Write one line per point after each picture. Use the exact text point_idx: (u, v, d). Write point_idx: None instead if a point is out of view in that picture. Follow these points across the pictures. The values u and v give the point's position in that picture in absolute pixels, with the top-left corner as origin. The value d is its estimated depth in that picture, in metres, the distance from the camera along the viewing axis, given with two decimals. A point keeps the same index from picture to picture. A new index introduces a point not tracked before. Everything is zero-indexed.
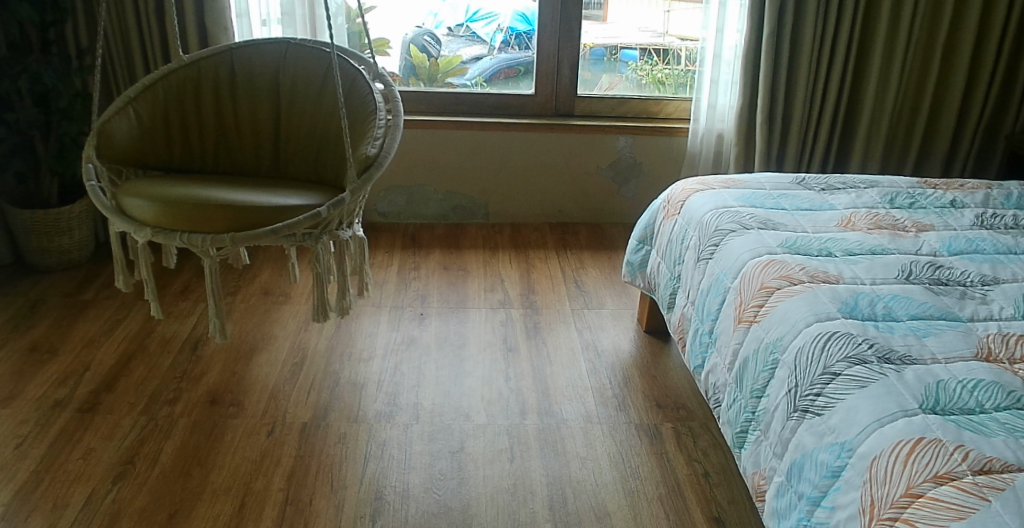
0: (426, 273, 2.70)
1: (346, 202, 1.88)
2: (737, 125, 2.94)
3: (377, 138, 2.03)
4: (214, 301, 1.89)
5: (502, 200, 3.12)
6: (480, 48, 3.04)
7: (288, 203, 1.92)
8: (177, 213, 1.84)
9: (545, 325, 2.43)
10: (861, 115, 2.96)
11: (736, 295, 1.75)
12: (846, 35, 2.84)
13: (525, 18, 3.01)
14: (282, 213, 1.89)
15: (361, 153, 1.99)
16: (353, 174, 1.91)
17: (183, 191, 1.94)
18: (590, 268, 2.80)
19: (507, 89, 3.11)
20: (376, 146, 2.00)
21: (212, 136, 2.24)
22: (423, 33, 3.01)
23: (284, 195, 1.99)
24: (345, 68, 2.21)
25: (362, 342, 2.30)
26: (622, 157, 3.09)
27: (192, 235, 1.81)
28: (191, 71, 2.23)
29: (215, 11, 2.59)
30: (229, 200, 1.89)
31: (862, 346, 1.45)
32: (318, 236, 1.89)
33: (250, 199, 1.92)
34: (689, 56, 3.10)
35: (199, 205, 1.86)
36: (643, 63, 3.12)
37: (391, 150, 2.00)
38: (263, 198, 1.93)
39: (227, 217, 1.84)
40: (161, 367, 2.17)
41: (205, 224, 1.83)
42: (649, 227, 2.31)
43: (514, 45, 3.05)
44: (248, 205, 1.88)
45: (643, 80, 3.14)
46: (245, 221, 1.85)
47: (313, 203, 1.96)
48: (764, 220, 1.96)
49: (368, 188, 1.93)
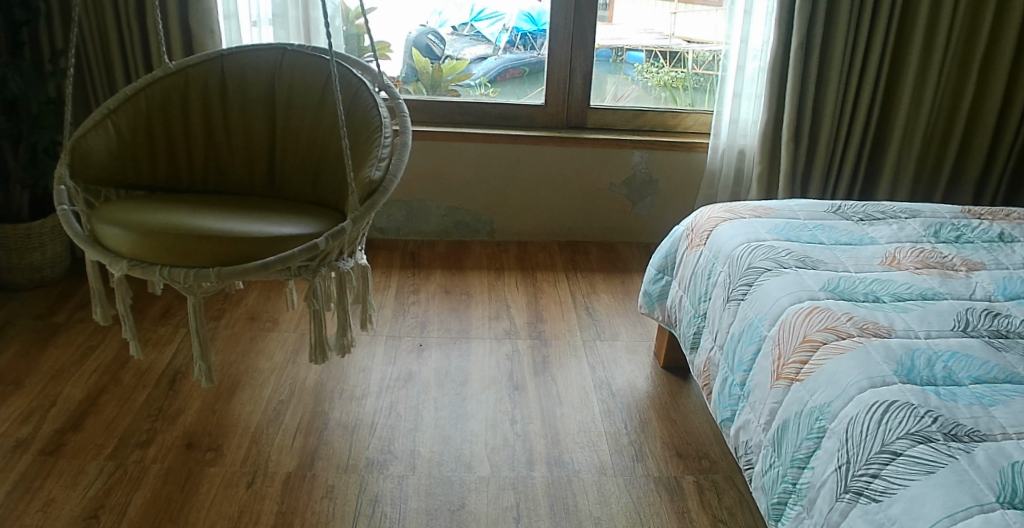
0: (426, 297, 2.51)
1: (348, 232, 1.68)
2: (762, 141, 2.75)
3: (382, 157, 1.81)
4: (197, 336, 1.70)
5: (508, 217, 2.92)
6: (484, 47, 2.85)
7: (280, 231, 1.72)
8: (157, 245, 1.65)
9: (555, 359, 2.24)
10: (893, 133, 2.76)
11: (774, 345, 1.56)
12: (879, 47, 2.65)
13: (532, 18, 2.82)
14: (274, 241, 1.68)
15: (364, 176, 1.78)
16: (355, 200, 1.70)
17: (163, 217, 1.74)
18: (602, 293, 2.61)
19: (513, 92, 2.91)
20: (382, 167, 1.79)
21: (201, 152, 2.03)
22: (427, 32, 2.82)
23: (276, 221, 1.79)
24: (347, 78, 1.98)
25: (355, 378, 2.11)
26: (637, 173, 2.90)
27: (173, 268, 1.62)
28: (177, 81, 2.01)
29: (202, 13, 2.39)
30: (214, 229, 1.69)
31: (926, 420, 1.26)
32: (316, 268, 1.70)
33: (237, 226, 1.72)
34: (697, 59, 2.90)
35: (180, 234, 1.66)
36: (649, 65, 2.91)
37: (397, 173, 1.78)
38: (251, 225, 1.73)
39: (211, 248, 1.64)
40: (135, 404, 2.00)
41: (188, 257, 1.63)
42: (670, 256, 2.12)
43: (520, 45, 2.85)
44: (234, 233, 1.68)
45: (648, 82, 2.94)
46: (232, 252, 1.65)
47: (308, 230, 1.76)
48: (802, 258, 1.77)
49: (371, 216, 1.72)
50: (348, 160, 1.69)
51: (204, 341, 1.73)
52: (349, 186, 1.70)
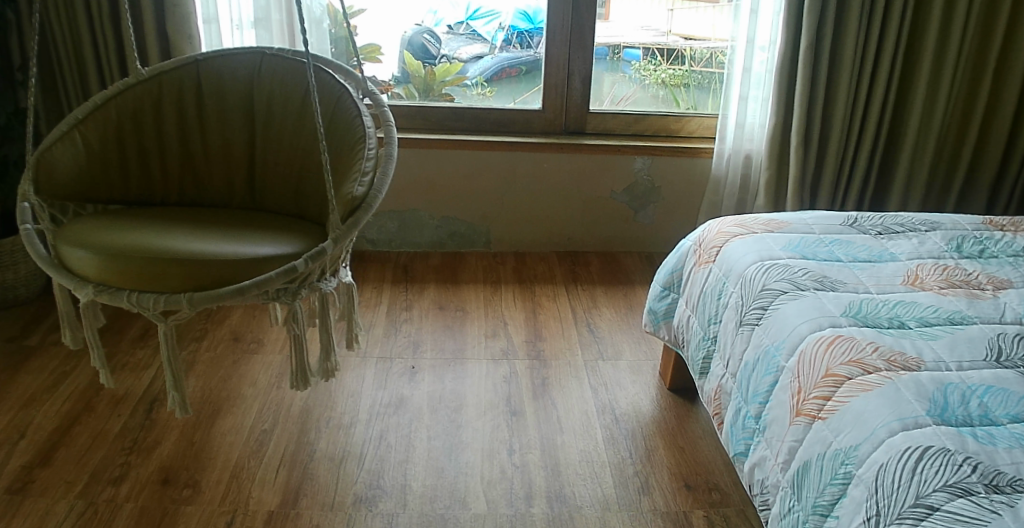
0: (419, 315, 2.38)
1: (328, 252, 1.47)
2: (770, 147, 2.62)
3: (366, 171, 1.62)
4: (170, 365, 1.51)
5: (504, 227, 2.80)
6: (480, 46, 2.74)
7: (259, 251, 1.51)
8: (125, 268, 1.44)
9: (554, 381, 2.12)
10: (906, 136, 2.63)
11: (792, 378, 1.44)
12: (891, 48, 2.52)
13: (527, 17, 2.69)
14: (253, 262, 1.47)
15: (345, 192, 1.58)
16: (337, 217, 1.50)
17: (132, 237, 1.53)
18: (604, 307, 2.49)
19: (508, 92, 2.78)
20: (365, 183, 1.60)
21: (177, 163, 1.84)
22: (423, 31, 2.70)
23: (255, 239, 1.57)
24: (328, 82, 1.78)
25: (343, 404, 1.99)
26: (639, 180, 2.78)
27: (142, 294, 1.42)
28: (150, 89, 1.82)
29: (179, 17, 2.26)
30: (187, 249, 1.48)
31: (965, 470, 1.14)
32: (295, 291, 1.47)
33: (213, 245, 1.51)
34: (693, 56, 2.78)
35: (150, 256, 1.45)
36: (646, 62, 2.78)
37: (382, 189, 1.59)
38: (228, 245, 1.52)
39: (183, 271, 1.43)
40: (110, 436, 1.88)
41: (158, 282, 1.42)
42: (676, 271, 2.00)
43: (516, 44, 2.73)
44: (210, 253, 1.47)
45: (646, 80, 2.81)
46: (207, 276, 1.44)
47: (288, 249, 1.55)
48: (820, 278, 1.64)
49: (354, 235, 1.52)
50: (329, 174, 1.49)
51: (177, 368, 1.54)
52: (329, 202, 1.49)
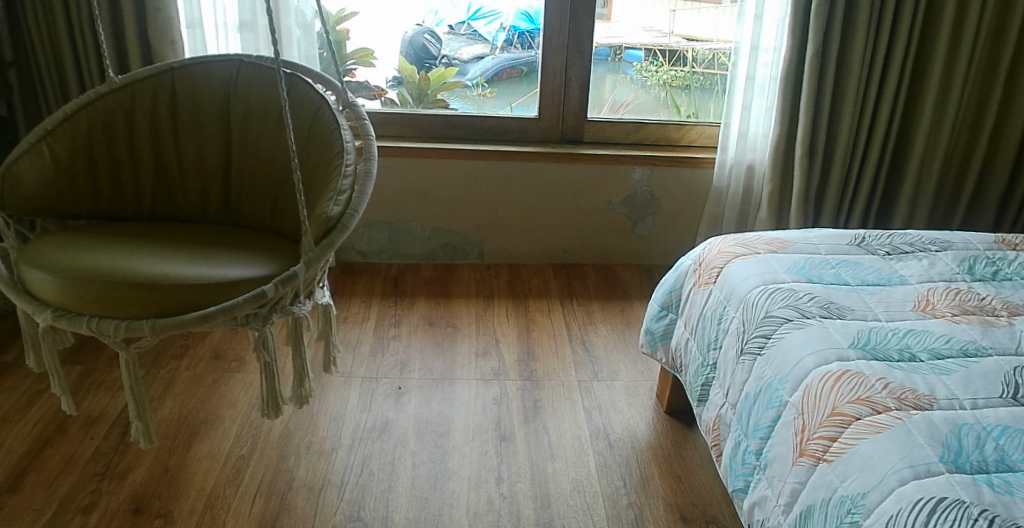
0: (407, 331, 2.30)
1: (301, 276, 1.37)
2: (773, 158, 2.53)
3: (342, 190, 1.53)
4: (132, 396, 1.41)
5: (498, 238, 2.71)
6: (481, 47, 2.65)
7: (229, 274, 1.41)
8: (84, 293, 1.33)
9: (547, 403, 2.04)
10: (915, 147, 2.54)
11: (796, 415, 1.36)
12: (901, 55, 2.43)
13: (529, 17, 2.60)
14: (224, 287, 1.38)
15: (318, 212, 1.49)
16: (310, 239, 1.40)
17: (96, 256, 1.43)
18: (600, 323, 2.40)
19: (508, 93, 2.69)
20: (341, 202, 1.51)
21: (150, 176, 1.76)
22: (423, 31, 2.61)
23: (227, 261, 1.47)
24: (306, 94, 1.70)
25: (325, 429, 1.90)
26: (637, 191, 2.69)
27: (103, 319, 1.31)
28: (122, 99, 1.73)
29: (160, 21, 2.16)
30: (152, 272, 1.37)
31: (980, 525, 1.05)
32: (266, 316, 1.37)
33: (181, 268, 1.41)
34: (696, 57, 2.69)
35: (112, 280, 1.34)
36: (648, 63, 2.69)
37: (359, 209, 1.50)
38: (196, 267, 1.42)
39: (147, 297, 1.33)
40: (83, 460, 1.80)
41: (119, 308, 1.32)
42: (674, 291, 1.91)
43: (517, 44, 2.64)
44: (177, 278, 1.37)
45: (647, 81, 2.71)
46: (171, 303, 1.33)
47: (261, 271, 1.45)
48: (826, 305, 1.56)
49: (328, 257, 1.42)
50: (301, 194, 1.40)
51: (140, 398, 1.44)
52: (302, 223, 1.40)
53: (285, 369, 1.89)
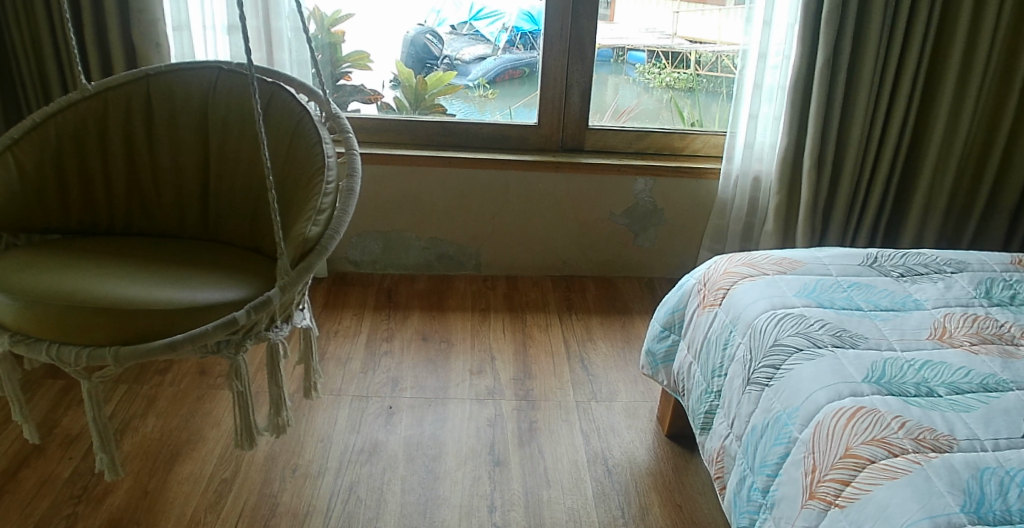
0: (400, 346, 2.22)
1: (275, 302, 1.29)
2: (781, 169, 2.45)
3: (322, 209, 1.45)
4: (94, 426, 1.34)
5: (495, 249, 2.64)
6: (483, 48, 2.56)
7: (199, 297, 1.33)
8: (44, 316, 1.25)
9: (543, 425, 1.96)
10: (927, 160, 2.45)
11: (807, 453, 1.28)
12: (914, 64, 2.34)
13: (532, 17, 2.51)
14: (193, 312, 1.29)
15: (297, 233, 1.41)
16: (287, 262, 1.32)
17: (60, 277, 1.35)
18: (599, 339, 2.33)
19: (510, 94, 2.60)
20: (321, 222, 1.42)
21: (123, 188, 1.68)
22: (425, 31, 2.53)
23: (200, 284, 1.38)
24: (287, 104, 1.61)
25: (312, 450, 1.81)
26: (639, 202, 2.61)
27: (63, 346, 1.24)
28: (94, 107, 1.65)
29: (145, 22, 2.08)
30: (117, 295, 1.29)
31: None
32: (239, 343, 1.29)
33: (149, 289, 1.33)
34: (699, 59, 2.59)
35: (73, 302, 1.26)
36: (650, 65, 2.60)
37: (340, 229, 1.42)
38: (164, 290, 1.34)
39: (111, 323, 1.24)
40: (58, 481, 1.70)
41: (79, 333, 1.24)
42: (677, 311, 1.83)
43: (519, 45, 2.55)
44: (143, 301, 1.29)
45: (650, 84, 2.63)
46: (134, 329, 1.25)
47: (238, 295, 1.37)
48: (838, 333, 1.47)
49: (306, 281, 1.34)
50: (276, 216, 1.31)
51: (103, 428, 1.37)
52: (278, 246, 1.31)
53: (258, 394, 1.81)
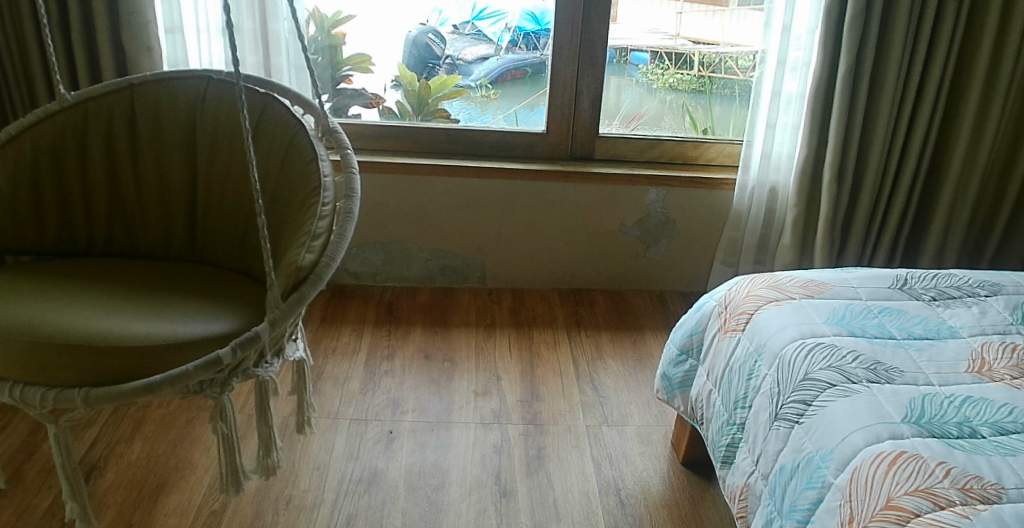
0: (401, 366, 2.12)
1: (264, 337, 1.20)
2: (799, 181, 2.34)
3: (317, 234, 1.35)
4: (62, 471, 1.23)
5: (501, 261, 2.53)
6: (485, 48, 2.46)
7: (179, 332, 1.25)
8: (9, 354, 1.16)
9: (552, 452, 1.86)
10: (949, 173, 2.35)
11: (842, 500, 1.18)
12: (939, 71, 2.24)
13: (534, 17, 2.41)
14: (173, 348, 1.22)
15: (290, 261, 1.32)
16: (276, 294, 1.23)
17: (30, 308, 1.26)
18: (609, 358, 2.22)
19: (513, 95, 2.49)
20: (315, 250, 1.33)
21: (104, 206, 1.58)
22: (427, 31, 2.43)
23: (181, 316, 1.31)
24: (280, 117, 1.52)
25: (307, 480, 1.71)
26: (651, 213, 2.50)
27: (28, 387, 1.16)
28: (73, 119, 1.55)
29: (134, 24, 1.97)
30: (91, 330, 1.22)
31: None
32: (224, 382, 1.21)
33: (126, 324, 1.25)
34: (702, 60, 2.49)
35: (40, 338, 1.18)
36: (654, 66, 2.49)
37: (334, 260, 1.33)
38: (142, 324, 1.26)
39: (81, 361, 1.16)
40: (36, 515, 1.59)
41: (46, 373, 1.16)
42: (696, 334, 1.73)
43: (521, 45, 2.45)
44: (118, 337, 1.21)
45: (653, 85, 2.51)
46: (108, 368, 1.17)
47: (224, 329, 1.29)
48: (872, 366, 1.37)
49: (298, 314, 1.24)
50: (265, 242, 1.23)
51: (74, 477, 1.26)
52: (268, 275, 1.23)
53: (247, 442, 1.76)
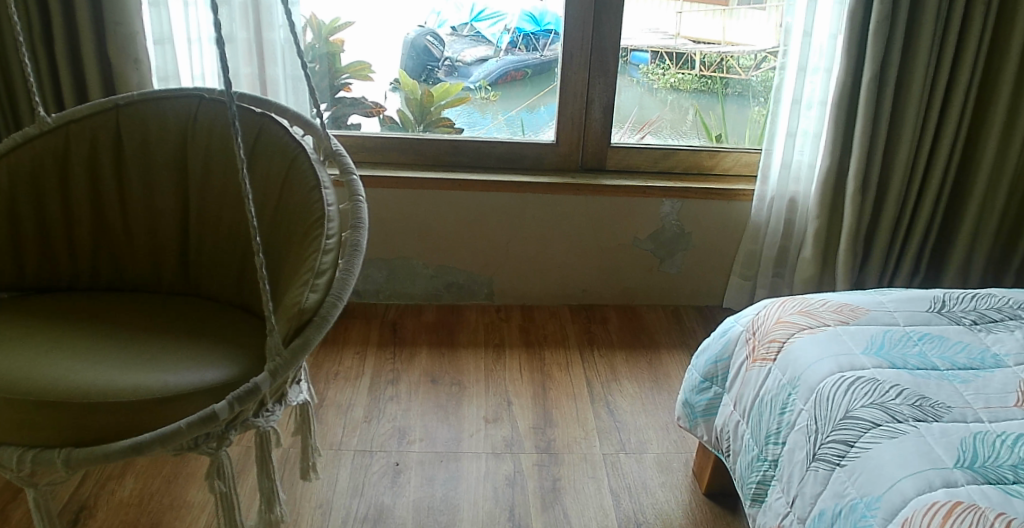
0: (406, 390, 2.02)
1: (264, 389, 1.15)
2: (821, 192, 2.24)
3: (321, 270, 1.28)
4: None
5: (509, 277, 2.43)
6: (484, 49, 2.35)
7: (169, 383, 1.20)
8: None
9: (567, 483, 1.75)
10: (977, 182, 2.25)
11: None
12: (968, 74, 2.13)
13: (534, 18, 2.31)
14: (156, 402, 1.17)
15: (293, 301, 1.24)
16: (277, 341, 1.17)
17: (15, 357, 1.22)
18: (624, 379, 2.13)
19: (516, 98, 2.39)
20: (320, 287, 1.26)
21: (89, 235, 1.53)
22: (426, 33, 2.32)
23: (166, 363, 1.26)
24: (280, 140, 1.48)
25: (309, 520, 1.61)
26: (666, 226, 2.41)
27: (4, 447, 1.12)
28: (53, 143, 1.50)
29: (121, 37, 1.87)
30: (75, 383, 1.17)
31: None
32: (222, 435, 1.18)
33: (112, 375, 1.20)
34: (703, 60, 2.39)
35: (19, 394, 1.13)
36: (654, 66, 2.38)
37: (342, 298, 1.26)
38: (131, 375, 1.21)
39: (62, 420, 1.12)
40: None
41: (22, 433, 1.12)
42: (721, 362, 1.63)
43: (521, 46, 2.34)
44: (102, 391, 1.16)
45: (653, 85, 2.40)
46: (89, 427, 1.12)
47: (216, 378, 1.24)
48: (917, 401, 1.28)
49: (301, 362, 1.19)
50: (264, 285, 1.16)
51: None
52: (268, 321, 1.16)
53: (245, 486, 1.66)
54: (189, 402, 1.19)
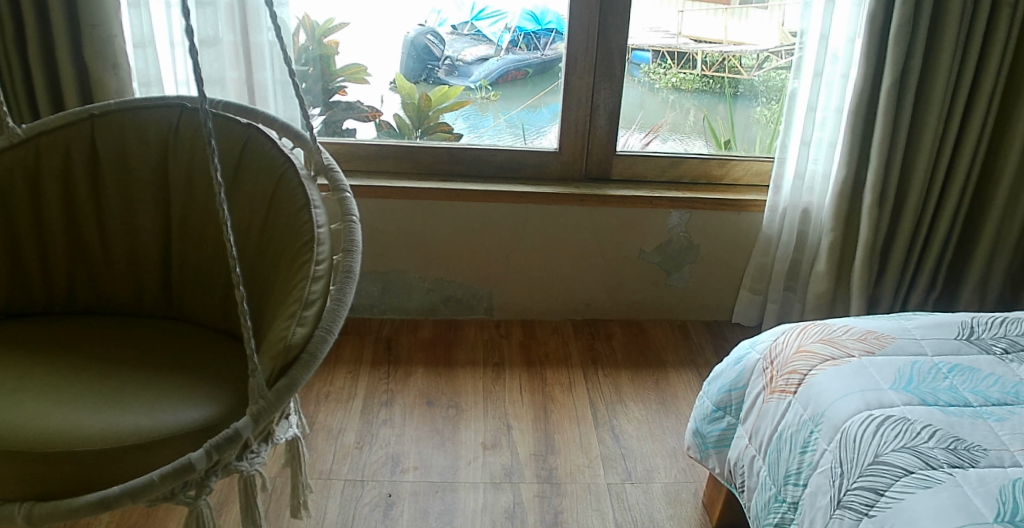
0: (401, 413, 1.92)
1: (245, 435, 1.06)
2: (836, 203, 2.14)
3: (310, 301, 1.18)
4: None
5: (509, 290, 2.33)
6: (485, 48, 2.24)
7: (141, 426, 1.10)
8: None
9: (569, 517, 1.65)
10: (999, 194, 2.14)
11: None
12: (991, 82, 2.02)
13: (534, 17, 2.20)
14: (124, 448, 1.07)
15: (278, 335, 1.14)
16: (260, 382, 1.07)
17: None
18: (629, 400, 2.03)
19: (518, 99, 2.28)
20: (308, 319, 1.16)
21: (63, 254, 1.43)
22: (427, 32, 2.21)
23: (137, 402, 1.16)
24: (266, 153, 1.37)
25: None
26: (673, 238, 2.31)
27: None
28: (24, 156, 1.39)
29: (99, 41, 1.77)
30: (38, 428, 1.07)
31: None
32: (200, 484, 1.08)
33: (80, 418, 1.10)
34: (705, 60, 2.28)
35: None
36: (655, 65, 2.26)
37: (332, 331, 1.16)
38: (100, 417, 1.11)
39: (23, 471, 1.03)
40: None
41: None
42: (735, 391, 1.53)
43: (522, 45, 2.24)
44: (68, 437, 1.07)
45: (655, 85, 2.29)
46: (51, 478, 1.03)
47: (193, 418, 1.14)
48: (952, 443, 1.18)
49: (286, 403, 1.09)
50: (247, 322, 1.06)
51: None
52: (250, 361, 1.06)
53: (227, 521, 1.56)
54: (159, 447, 1.09)
